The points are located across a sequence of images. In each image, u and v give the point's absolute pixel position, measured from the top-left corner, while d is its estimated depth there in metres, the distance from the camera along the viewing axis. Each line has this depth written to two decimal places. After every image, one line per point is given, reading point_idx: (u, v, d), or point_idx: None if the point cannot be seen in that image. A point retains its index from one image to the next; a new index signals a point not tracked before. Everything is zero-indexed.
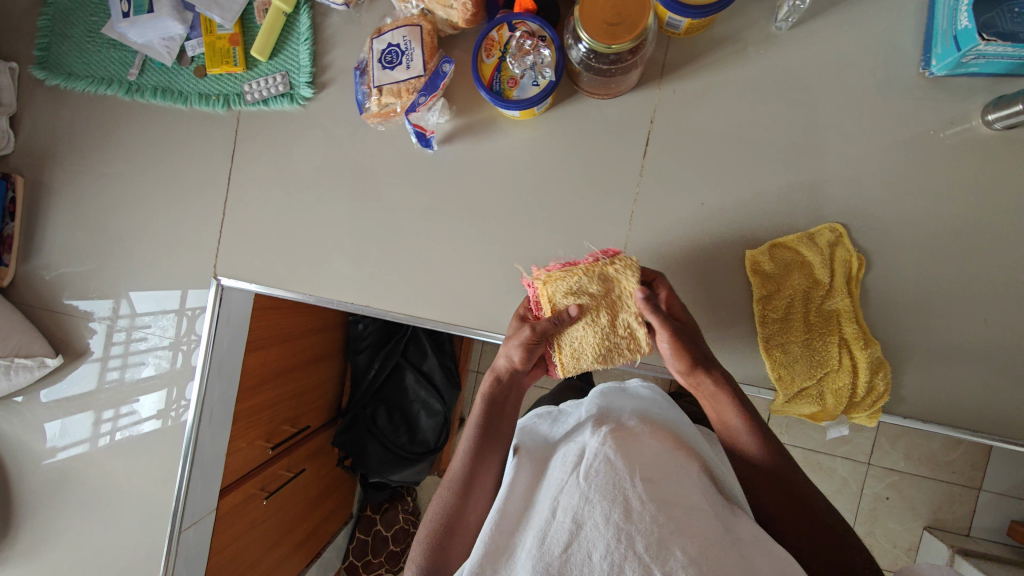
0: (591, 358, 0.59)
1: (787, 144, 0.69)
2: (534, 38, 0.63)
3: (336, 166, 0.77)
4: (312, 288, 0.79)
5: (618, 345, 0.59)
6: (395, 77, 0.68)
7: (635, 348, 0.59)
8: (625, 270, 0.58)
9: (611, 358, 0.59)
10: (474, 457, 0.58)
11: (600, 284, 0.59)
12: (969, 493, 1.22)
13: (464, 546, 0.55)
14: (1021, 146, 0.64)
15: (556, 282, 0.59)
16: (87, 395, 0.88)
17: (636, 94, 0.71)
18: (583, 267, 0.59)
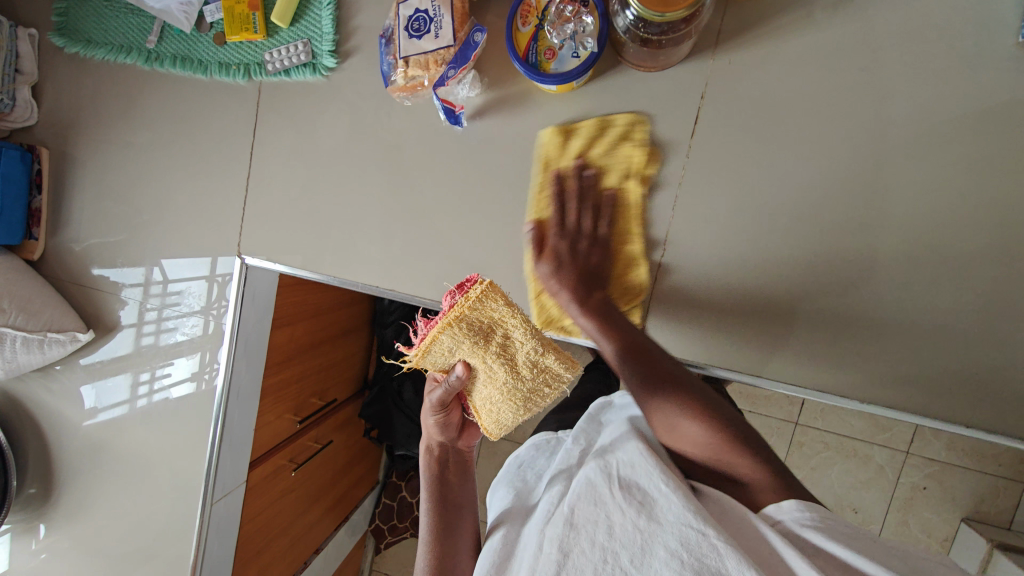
0: (511, 410, 0.58)
1: (855, 124, 0.62)
2: (575, 3, 0.57)
3: (361, 142, 0.73)
4: (337, 269, 0.77)
5: (533, 390, 0.57)
6: (423, 47, 0.63)
7: (558, 381, 0.57)
8: (489, 305, 0.51)
9: (532, 400, 0.57)
10: (439, 520, 0.63)
11: (472, 339, 0.53)
12: (1014, 486, 1.18)
13: None
14: None
15: (429, 358, 0.54)
16: (125, 357, 0.89)
17: (686, 66, 0.65)
18: (439, 329, 0.51)
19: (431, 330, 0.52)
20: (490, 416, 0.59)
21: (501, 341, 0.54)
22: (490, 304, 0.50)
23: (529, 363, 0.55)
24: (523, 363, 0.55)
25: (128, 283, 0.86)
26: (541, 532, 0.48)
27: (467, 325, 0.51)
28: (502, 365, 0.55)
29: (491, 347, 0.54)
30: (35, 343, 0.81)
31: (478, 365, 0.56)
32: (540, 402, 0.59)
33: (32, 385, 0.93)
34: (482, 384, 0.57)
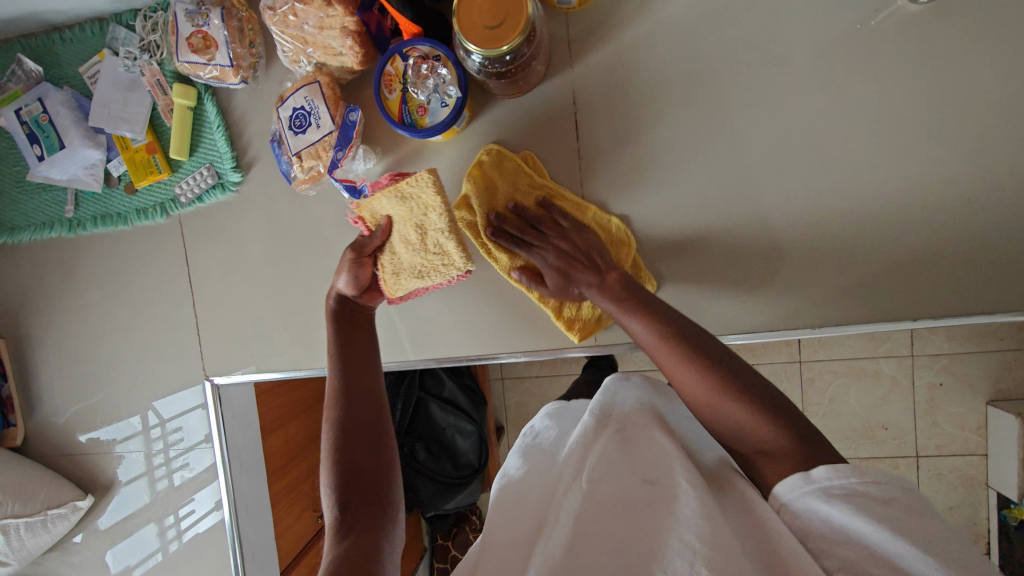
0: (409, 273, 0.64)
1: (716, 83, 0.66)
2: (428, 60, 0.61)
3: (287, 239, 0.76)
4: (302, 362, 0.79)
5: (432, 264, 0.63)
6: (309, 139, 0.67)
7: (449, 264, 0.63)
8: (417, 182, 0.61)
9: (430, 276, 0.64)
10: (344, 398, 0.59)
11: (395, 199, 0.62)
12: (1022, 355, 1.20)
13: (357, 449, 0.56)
14: (951, 12, 0.61)
15: (364, 207, 0.64)
16: (146, 508, 0.89)
17: (551, 81, 0.69)
18: (382, 191, 0.62)
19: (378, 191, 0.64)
20: (389, 267, 0.65)
21: (422, 219, 0.62)
22: (421, 185, 0.60)
23: (438, 242, 0.62)
24: (433, 241, 0.63)
25: (121, 437, 0.88)
26: (559, 502, 0.47)
27: (400, 192, 0.62)
28: (416, 231, 0.63)
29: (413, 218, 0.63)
30: (38, 525, 0.83)
31: (395, 227, 0.64)
32: (433, 281, 0.65)
33: (50, 566, 0.94)
34: (397, 245, 0.64)
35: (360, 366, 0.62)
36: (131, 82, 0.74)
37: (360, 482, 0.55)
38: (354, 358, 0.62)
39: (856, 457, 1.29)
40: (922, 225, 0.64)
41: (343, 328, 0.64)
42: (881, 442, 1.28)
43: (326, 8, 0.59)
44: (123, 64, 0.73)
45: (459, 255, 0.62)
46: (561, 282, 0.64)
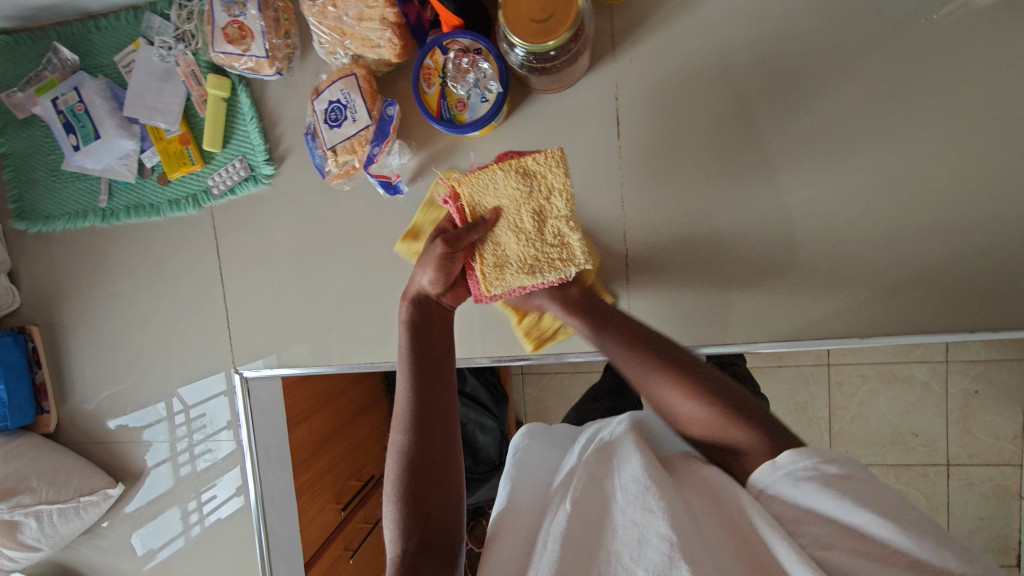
0: (517, 266, 0.58)
1: (766, 79, 0.64)
2: (469, 53, 0.60)
3: (317, 233, 0.75)
4: (331, 358, 0.78)
5: (546, 257, 0.57)
6: (345, 133, 0.65)
7: (567, 259, 0.57)
8: (547, 161, 0.56)
9: (539, 271, 0.58)
10: (416, 420, 0.53)
11: (518, 175, 0.56)
12: None
13: (429, 483, 0.51)
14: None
15: (471, 182, 0.57)
16: (168, 493, 0.90)
17: (592, 75, 0.67)
18: (502, 163, 0.56)
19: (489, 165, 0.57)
20: (491, 259, 0.58)
21: (542, 203, 0.57)
22: (551, 163, 0.56)
23: (557, 233, 0.57)
24: (552, 231, 0.57)
25: (151, 426, 0.88)
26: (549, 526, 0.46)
27: (523, 169, 0.56)
28: (534, 218, 0.57)
29: (532, 202, 0.57)
30: (70, 512, 0.84)
31: (505, 212, 0.57)
32: (544, 279, 0.58)
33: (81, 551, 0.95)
34: (504, 232, 0.58)
35: (432, 371, 0.56)
36: (165, 71, 0.73)
37: (429, 528, 0.49)
38: (428, 362, 0.57)
39: (885, 463, 1.26)
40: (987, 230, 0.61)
41: (419, 339, 0.58)
42: (911, 449, 1.25)
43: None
44: (158, 53, 0.72)
45: (582, 249, 0.57)
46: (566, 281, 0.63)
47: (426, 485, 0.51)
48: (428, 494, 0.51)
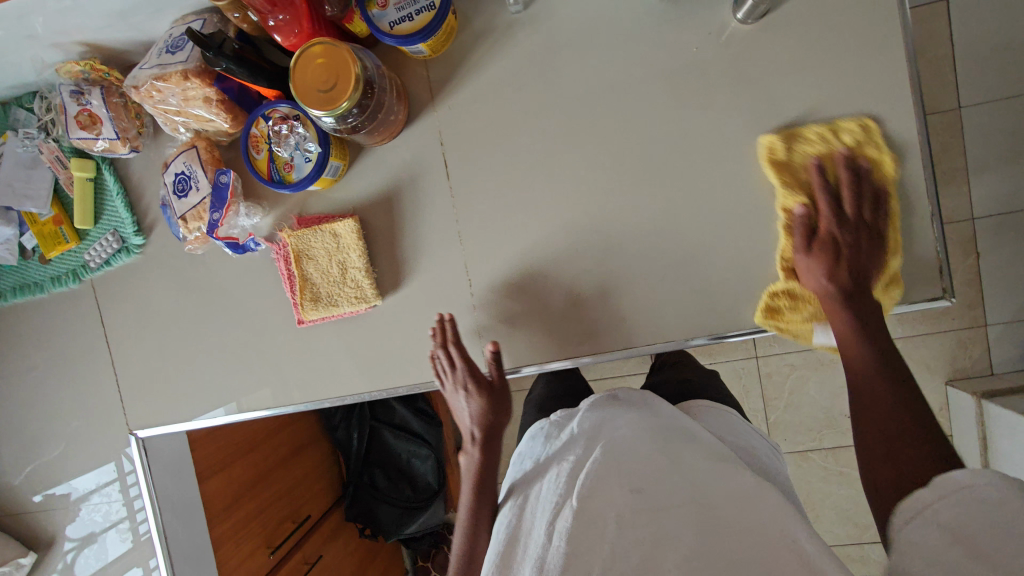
0: (324, 299, 0.74)
1: (569, 114, 0.71)
2: (287, 120, 0.65)
3: (192, 294, 0.80)
4: (219, 412, 0.82)
5: (345, 292, 0.74)
6: (191, 202, 0.70)
7: (363, 296, 0.74)
8: (349, 227, 0.73)
9: (339, 303, 0.74)
10: (479, 474, 0.73)
11: (331, 236, 0.73)
12: (977, 332, 1.39)
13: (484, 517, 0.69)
14: (775, 34, 0.65)
15: (296, 237, 0.73)
16: (128, 553, 0.93)
17: (417, 124, 0.73)
18: (319, 227, 0.73)
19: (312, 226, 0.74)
20: (308, 292, 0.74)
21: (345, 257, 0.73)
22: (349, 231, 0.73)
23: (355, 279, 0.73)
24: (351, 277, 0.74)
25: (76, 490, 0.92)
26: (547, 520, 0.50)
27: (336, 232, 0.73)
28: (338, 267, 0.74)
29: (338, 255, 0.74)
30: None
31: (320, 261, 0.74)
32: (343, 311, 0.74)
33: None
34: (318, 274, 0.74)
35: (489, 439, 0.76)
36: (31, 160, 0.78)
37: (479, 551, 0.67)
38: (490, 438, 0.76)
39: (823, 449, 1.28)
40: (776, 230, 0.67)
41: (490, 425, 0.75)
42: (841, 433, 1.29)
43: (185, 82, 0.63)
44: (22, 144, 0.77)
45: (372, 291, 0.73)
46: (808, 238, 0.65)
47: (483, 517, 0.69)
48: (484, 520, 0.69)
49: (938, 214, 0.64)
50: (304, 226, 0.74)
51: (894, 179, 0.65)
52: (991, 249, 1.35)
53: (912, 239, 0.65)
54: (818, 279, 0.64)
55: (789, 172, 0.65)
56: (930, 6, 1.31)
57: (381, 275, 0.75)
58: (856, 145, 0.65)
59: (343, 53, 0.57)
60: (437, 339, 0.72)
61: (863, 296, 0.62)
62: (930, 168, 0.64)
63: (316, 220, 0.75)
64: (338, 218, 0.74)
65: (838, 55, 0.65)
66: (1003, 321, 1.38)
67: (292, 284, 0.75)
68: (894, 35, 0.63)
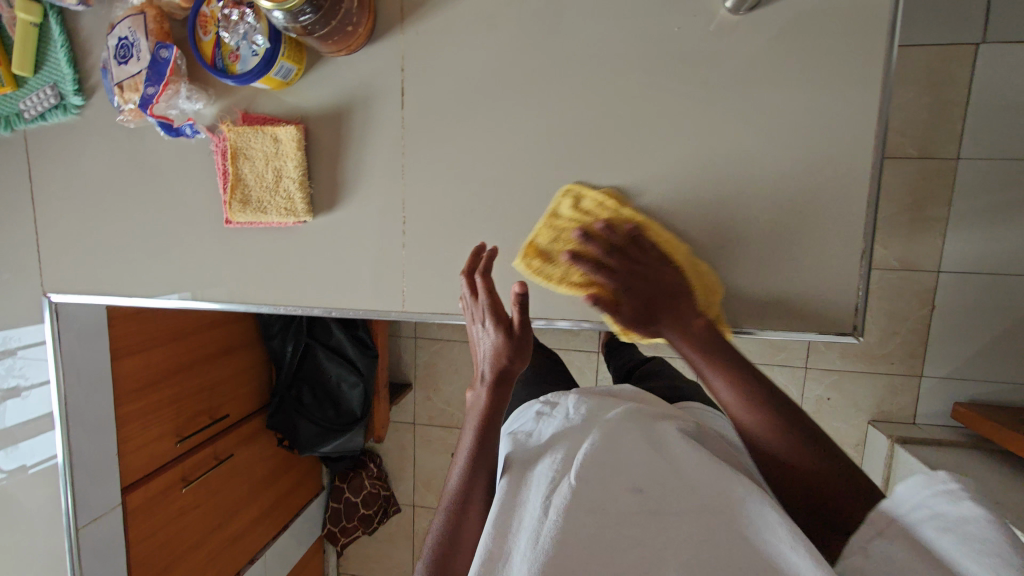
0: (253, 202, 0.72)
1: (537, 68, 0.67)
2: (238, 5, 0.62)
3: (123, 169, 0.77)
4: (135, 293, 0.81)
5: (275, 201, 0.72)
6: (130, 71, 0.68)
7: (292, 208, 0.72)
8: (291, 136, 0.71)
9: (267, 210, 0.72)
10: (482, 430, 0.57)
11: (272, 141, 0.71)
12: (910, 380, 1.43)
13: (478, 513, 0.53)
14: (759, 34, 0.63)
15: (237, 133, 0.71)
16: (46, 415, 0.95)
17: (381, 43, 0.69)
18: (261, 128, 0.71)
19: (255, 125, 0.71)
20: (238, 192, 0.72)
21: (282, 165, 0.72)
22: (290, 139, 0.71)
23: (288, 190, 0.72)
24: (284, 188, 0.72)
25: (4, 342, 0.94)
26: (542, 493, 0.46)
27: (277, 137, 0.71)
28: (273, 174, 0.72)
29: (275, 162, 0.72)
30: None
31: (257, 163, 0.72)
32: (271, 219, 0.73)
33: None
34: (252, 176, 0.72)
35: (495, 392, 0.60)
36: None
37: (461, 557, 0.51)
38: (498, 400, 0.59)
39: None
40: (710, 233, 0.67)
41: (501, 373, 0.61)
42: None
43: None
44: None
45: (302, 205, 0.72)
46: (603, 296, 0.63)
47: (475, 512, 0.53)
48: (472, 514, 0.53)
49: (870, 253, 0.63)
50: (248, 124, 0.72)
51: (838, 208, 0.64)
52: (946, 305, 1.37)
53: (840, 273, 0.65)
54: (673, 334, 0.60)
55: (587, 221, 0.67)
56: (955, 48, 1.28)
57: (317, 192, 0.74)
58: (812, 166, 0.64)
59: None
60: (469, 265, 0.67)
61: (720, 352, 0.57)
62: (875, 205, 0.63)
63: (261, 121, 0.72)
64: (284, 123, 0.72)
65: (817, 69, 0.62)
66: (937, 372, 1.41)
67: (225, 180, 0.73)
68: (877, 59, 0.61)
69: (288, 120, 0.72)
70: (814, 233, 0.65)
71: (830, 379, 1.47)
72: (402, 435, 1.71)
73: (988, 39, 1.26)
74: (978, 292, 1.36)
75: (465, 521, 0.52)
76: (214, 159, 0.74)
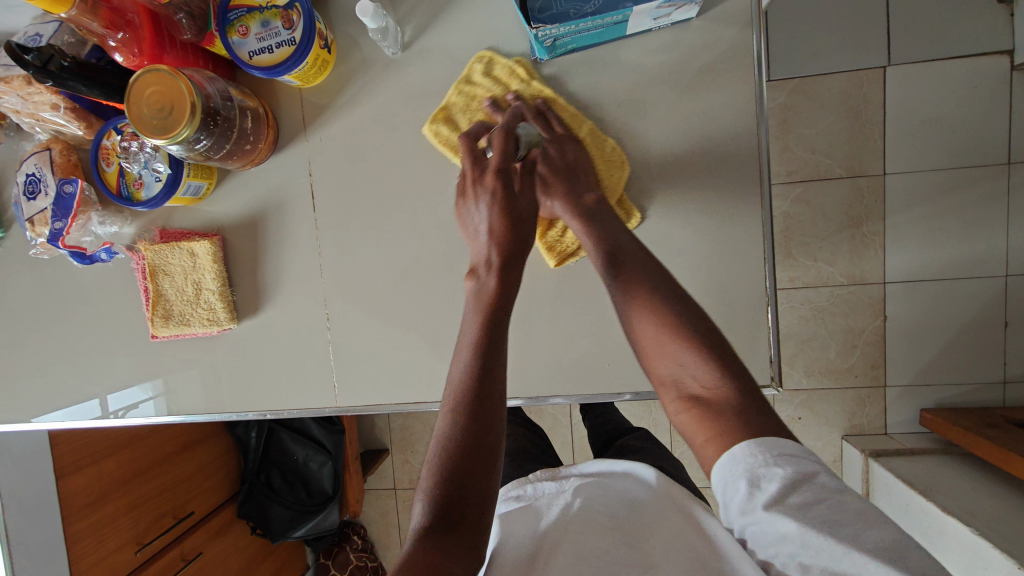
0: (176, 316, 0.73)
1: (439, 160, 0.70)
2: (135, 137, 0.64)
3: (48, 294, 0.77)
4: (70, 414, 0.80)
5: (198, 313, 0.73)
6: (38, 206, 0.69)
7: (215, 318, 0.73)
8: (206, 248, 0.71)
9: (191, 322, 0.73)
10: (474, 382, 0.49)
11: (189, 255, 0.72)
12: (876, 391, 1.37)
13: (479, 464, 0.45)
14: (639, 110, 0.66)
15: (153, 252, 0.72)
16: None
17: (287, 151, 0.72)
18: (176, 243, 0.72)
19: (171, 242, 0.72)
20: (160, 308, 0.73)
21: (201, 278, 0.72)
22: (205, 252, 0.72)
23: (209, 301, 0.73)
24: (206, 299, 0.73)
25: None
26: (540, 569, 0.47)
27: (193, 251, 0.72)
28: (194, 287, 0.72)
29: (194, 275, 0.72)
30: None
31: (177, 278, 0.73)
32: (195, 330, 0.74)
33: None
34: (173, 291, 0.73)
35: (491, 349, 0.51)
36: None
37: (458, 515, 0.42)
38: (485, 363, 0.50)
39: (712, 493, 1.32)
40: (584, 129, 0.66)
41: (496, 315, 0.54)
42: None
43: (27, 86, 0.61)
44: None
45: (224, 314, 0.72)
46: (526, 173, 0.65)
47: (475, 464, 0.45)
48: (470, 469, 0.44)
49: (775, 302, 0.65)
50: (164, 241, 0.72)
51: (737, 262, 0.66)
52: (899, 314, 1.32)
53: (752, 324, 0.67)
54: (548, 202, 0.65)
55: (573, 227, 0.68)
56: (863, 73, 1.25)
57: (240, 298, 0.74)
58: (709, 224, 0.66)
59: (177, 84, 0.56)
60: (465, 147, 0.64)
61: (603, 211, 0.62)
62: (770, 258, 0.65)
63: (177, 236, 0.73)
64: (199, 236, 0.73)
65: (698, 137, 0.65)
66: (901, 384, 1.35)
67: (146, 298, 0.73)
68: (750, 122, 0.64)
69: (204, 232, 0.74)
70: (722, 287, 0.66)
71: (800, 398, 1.41)
72: (385, 503, 1.65)
73: (894, 62, 1.24)
74: (929, 304, 1.30)
75: (462, 479, 0.44)
76: (136, 277, 0.74)
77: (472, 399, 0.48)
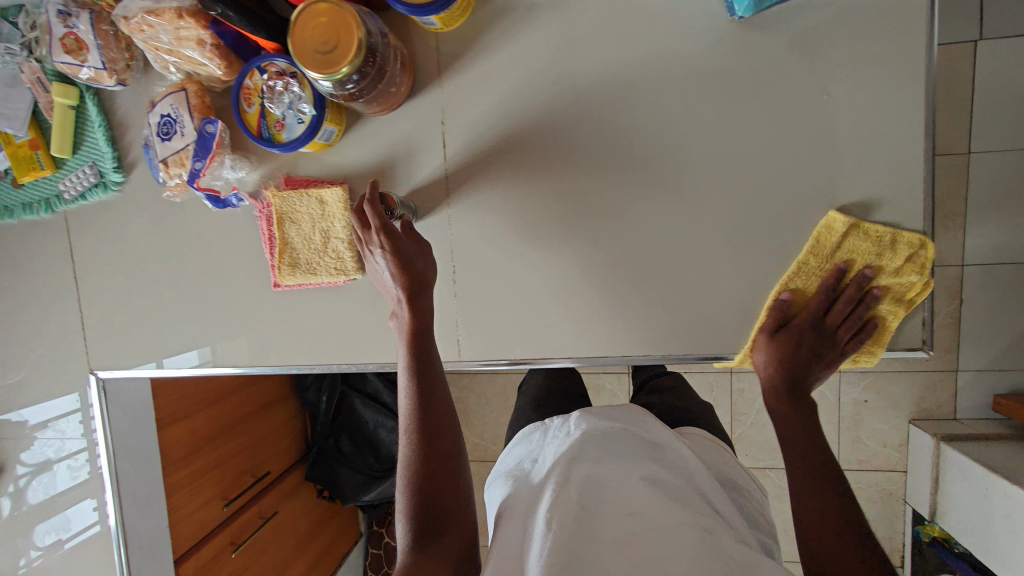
0: (304, 263, 0.72)
1: (575, 109, 0.68)
2: (283, 76, 0.62)
3: (166, 239, 0.77)
4: (183, 362, 0.80)
5: (326, 261, 0.72)
6: (174, 147, 0.69)
7: (343, 267, 0.72)
8: (336, 196, 0.70)
9: (318, 271, 0.72)
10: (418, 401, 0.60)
11: (318, 203, 0.71)
12: (948, 376, 1.33)
13: (441, 468, 0.57)
14: (798, 57, 0.63)
15: (283, 198, 0.71)
16: (86, 484, 0.94)
17: (421, 98, 0.70)
18: (306, 190, 0.71)
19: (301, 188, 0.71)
20: (287, 256, 0.72)
21: (330, 225, 0.72)
22: (334, 199, 0.70)
23: (337, 249, 0.72)
24: (334, 247, 0.72)
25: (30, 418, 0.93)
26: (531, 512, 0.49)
27: (323, 199, 0.71)
28: (322, 235, 0.72)
29: (323, 222, 0.72)
30: None
31: (306, 226, 0.72)
32: (321, 279, 0.73)
33: None
34: (301, 239, 0.72)
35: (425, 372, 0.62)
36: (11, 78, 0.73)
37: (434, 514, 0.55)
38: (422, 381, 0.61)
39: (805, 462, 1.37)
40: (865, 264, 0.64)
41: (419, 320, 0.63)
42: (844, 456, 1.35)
43: (178, 20, 0.60)
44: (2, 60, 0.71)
45: (353, 262, 0.71)
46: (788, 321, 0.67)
47: (438, 470, 0.57)
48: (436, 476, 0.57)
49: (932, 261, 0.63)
50: (291, 188, 0.72)
51: (890, 219, 0.63)
52: (976, 298, 1.26)
53: (902, 284, 0.64)
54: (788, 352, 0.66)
55: (758, 169, 0.65)
56: (955, 46, 1.20)
57: None
58: (862, 179, 0.64)
59: (347, 19, 0.54)
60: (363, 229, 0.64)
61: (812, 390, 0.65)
62: (930, 217, 0.63)
63: (307, 183, 0.72)
64: (329, 184, 0.72)
65: (859, 87, 0.62)
66: (973, 369, 1.30)
67: (275, 245, 0.73)
68: (918, 72, 0.61)
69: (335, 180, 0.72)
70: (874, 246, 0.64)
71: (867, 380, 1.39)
72: None
73: (985, 35, 1.18)
74: (1010, 288, 1.25)
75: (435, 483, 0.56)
76: (262, 224, 0.73)
77: (427, 440, 0.59)
